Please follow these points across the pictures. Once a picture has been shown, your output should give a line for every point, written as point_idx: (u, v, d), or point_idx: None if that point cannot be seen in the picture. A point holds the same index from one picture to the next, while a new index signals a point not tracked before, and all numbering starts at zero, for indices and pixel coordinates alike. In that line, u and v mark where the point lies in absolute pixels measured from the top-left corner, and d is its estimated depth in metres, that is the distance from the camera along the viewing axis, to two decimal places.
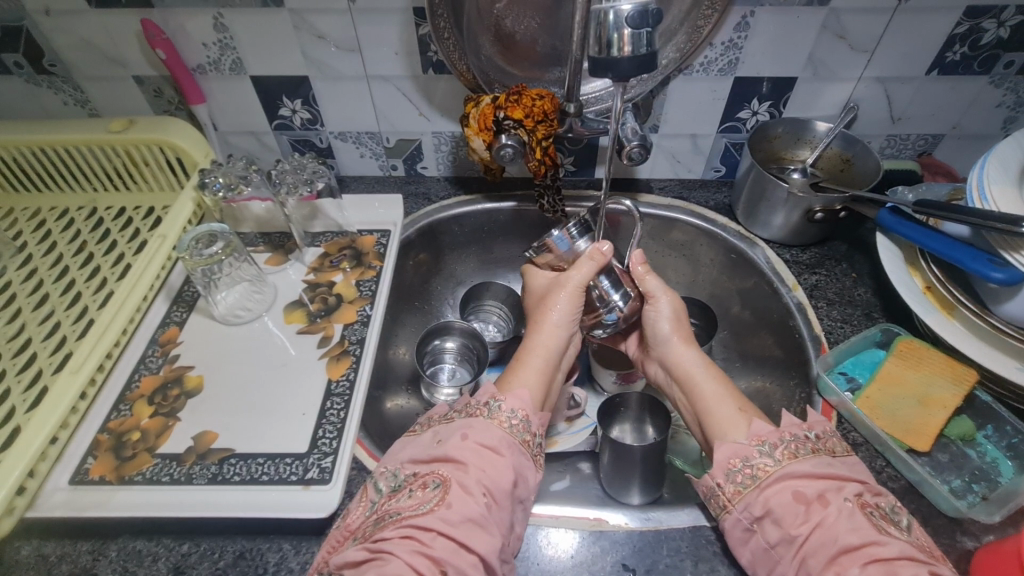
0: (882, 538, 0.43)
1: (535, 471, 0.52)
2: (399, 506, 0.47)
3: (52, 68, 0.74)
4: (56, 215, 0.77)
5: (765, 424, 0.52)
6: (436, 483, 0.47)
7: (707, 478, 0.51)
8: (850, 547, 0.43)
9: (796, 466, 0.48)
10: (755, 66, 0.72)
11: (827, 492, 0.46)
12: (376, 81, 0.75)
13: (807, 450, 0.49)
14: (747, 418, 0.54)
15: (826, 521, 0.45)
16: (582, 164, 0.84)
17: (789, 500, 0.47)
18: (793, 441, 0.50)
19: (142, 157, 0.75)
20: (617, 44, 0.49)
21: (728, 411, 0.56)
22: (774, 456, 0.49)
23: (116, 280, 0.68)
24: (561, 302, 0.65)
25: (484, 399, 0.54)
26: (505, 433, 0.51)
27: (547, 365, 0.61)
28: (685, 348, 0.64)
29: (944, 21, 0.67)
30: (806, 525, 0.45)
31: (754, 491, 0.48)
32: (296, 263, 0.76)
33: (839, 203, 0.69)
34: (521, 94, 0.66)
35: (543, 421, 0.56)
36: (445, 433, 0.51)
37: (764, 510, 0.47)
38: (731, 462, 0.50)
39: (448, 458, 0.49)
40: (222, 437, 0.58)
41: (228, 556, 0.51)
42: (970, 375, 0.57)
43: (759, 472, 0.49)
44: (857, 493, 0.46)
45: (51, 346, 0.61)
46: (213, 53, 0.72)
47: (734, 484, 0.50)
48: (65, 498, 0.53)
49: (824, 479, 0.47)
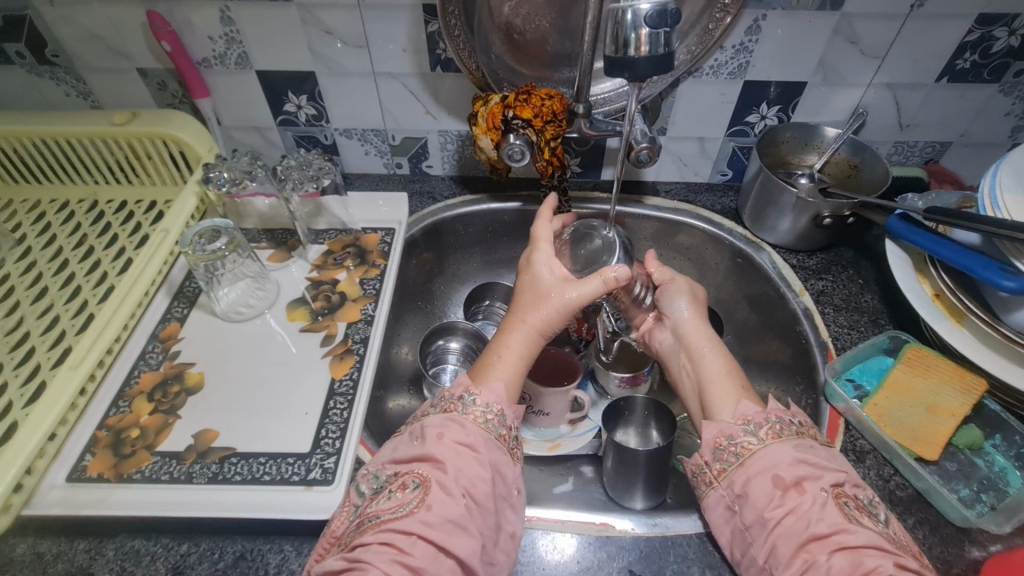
0: (851, 526, 0.43)
1: (513, 464, 0.52)
2: (378, 510, 0.46)
3: (54, 59, 0.73)
4: (56, 208, 0.76)
5: (753, 404, 0.53)
6: (416, 483, 0.47)
7: (696, 456, 0.52)
8: (817, 535, 0.43)
9: (777, 447, 0.48)
10: (764, 70, 0.72)
11: (805, 479, 0.46)
12: (383, 78, 0.74)
13: (791, 432, 0.50)
14: (736, 396, 0.55)
15: (800, 507, 0.44)
16: (588, 166, 0.83)
17: (768, 483, 0.47)
18: (777, 423, 0.50)
19: (145, 150, 0.74)
20: (634, 43, 0.49)
21: (717, 393, 0.56)
22: (759, 435, 0.50)
23: (117, 275, 0.67)
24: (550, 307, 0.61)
25: (458, 393, 0.54)
26: (481, 429, 0.51)
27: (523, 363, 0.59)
28: (698, 322, 0.64)
29: (955, 28, 0.66)
30: (781, 508, 0.45)
31: (737, 469, 0.49)
32: (298, 260, 0.75)
33: (848, 209, 0.69)
34: (529, 94, 0.65)
35: (518, 416, 0.55)
36: (420, 430, 0.51)
37: (743, 491, 0.48)
38: (717, 441, 0.51)
39: (427, 457, 0.49)
40: (223, 435, 0.57)
41: (228, 557, 0.50)
42: (981, 384, 0.56)
43: (742, 450, 0.50)
44: (832, 482, 0.46)
45: (50, 340, 0.60)
46: (219, 47, 0.71)
47: (719, 463, 0.50)
48: (62, 496, 0.52)
49: (800, 465, 0.47)
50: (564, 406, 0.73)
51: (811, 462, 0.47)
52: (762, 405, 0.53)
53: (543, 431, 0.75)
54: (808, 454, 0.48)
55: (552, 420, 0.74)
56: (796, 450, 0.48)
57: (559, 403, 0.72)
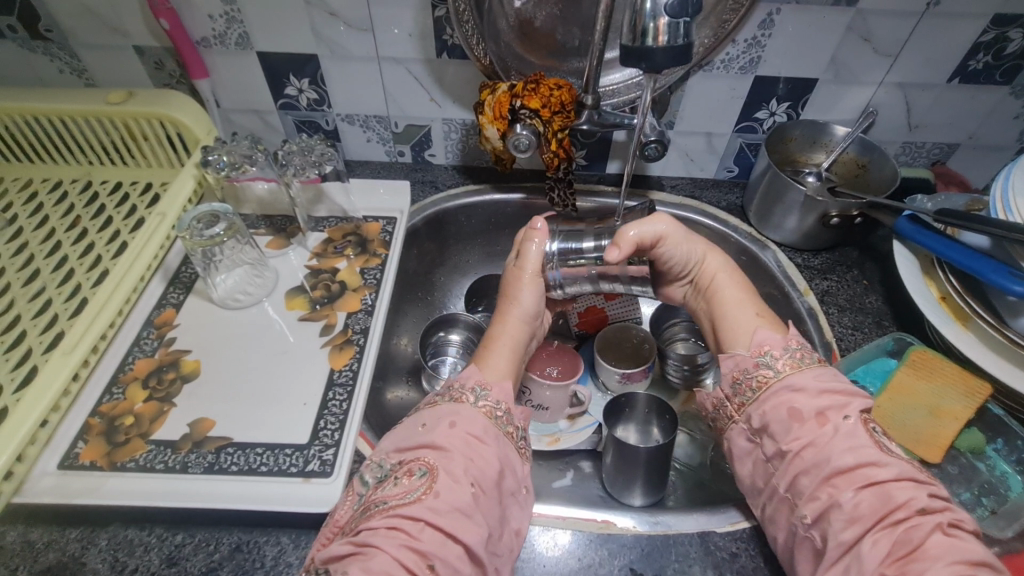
0: (884, 461, 0.44)
1: (521, 462, 0.52)
2: (384, 495, 0.45)
3: (48, 34, 0.71)
4: (49, 187, 0.74)
5: (775, 332, 0.55)
6: (423, 471, 0.46)
7: (718, 392, 0.55)
8: (840, 469, 0.45)
9: (796, 378, 0.50)
10: (775, 65, 0.71)
11: (828, 411, 0.48)
12: (387, 63, 0.72)
13: (812, 359, 0.52)
14: (761, 322, 0.57)
15: (820, 441, 0.46)
16: (593, 158, 0.82)
17: (784, 416, 0.49)
18: (798, 350, 0.53)
19: (141, 130, 0.72)
20: (652, 33, 0.48)
21: (745, 316, 0.58)
22: (775, 367, 0.52)
23: (111, 259, 0.65)
24: (518, 295, 0.62)
25: (470, 385, 0.53)
26: (490, 423, 0.51)
27: (513, 350, 0.60)
28: (705, 256, 0.64)
29: (970, 27, 0.66)
30: (798, 442, 0.47)
31: (755, 403, 0.51)
32: (297, 247, 0.73)
33: (856, 209, 0.68)
34: (538, 83, 0.64)
35: (524, 414, 0.56)
36: (430, 419, 0.51)
37: (761, 424, 0.50)
38: (735, 375, 0.53)
39: (435, 446, 0.48)
40: (219, 425, 0.56)
41: (224, 549, 0.50)
42: (985, 389, 0.56)
43: (758, 383, 0.52)
44: (861, 409, 0.48)
45: (42, 324, 0.59)
46: (219, 26, 0.69)
47: (738, 397, 0.53)
48: (53, 483, 0.51)
49: (826, 396, 0.49)
50: (564, 400, 0.72)
51: (839, 391, 0.49)
52: (783, 332, 0.56)
53: (541, 425, 0.74)
54: (830, 384, 0.49)
55: (551, 415, 0.73)
56: (817, 380, 0.50)
57: (559, 398, 0.71)
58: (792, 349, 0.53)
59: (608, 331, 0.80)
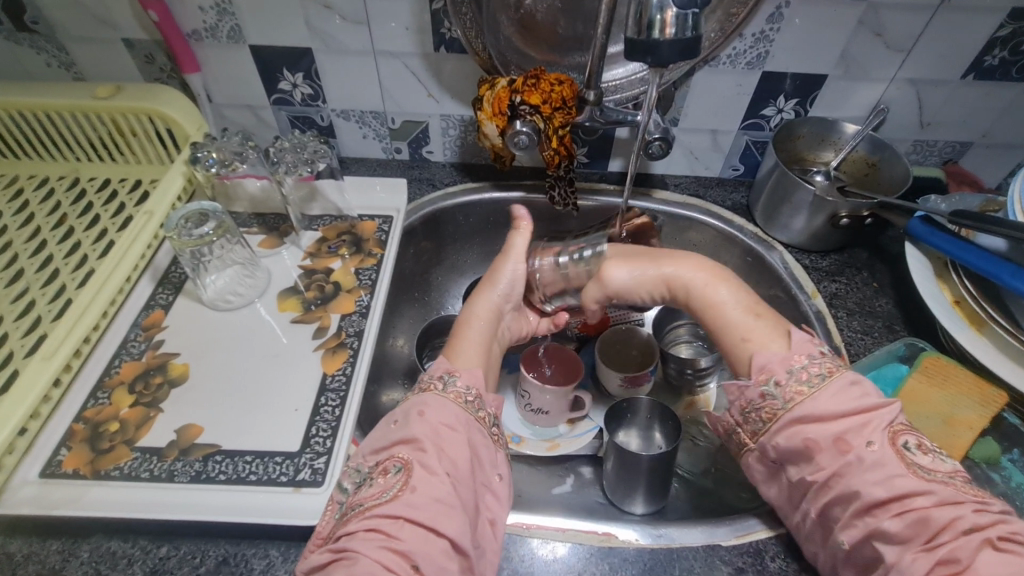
0: (925, 487, 0.42)
1: (494, 450, 0.50)
2: (361, 497, 0.44)
3: (33, 26, 0.69)
4: (34, 184, 0.72)
5: (776, 349, 0.50)
6: (397, 467, 0.44)
7: (728, 417, 0.52)
8: (876, 501, 0.42)
9: (811, 404, 0.46)
10: (784, 60, 0.69)
11: (848, 434, 0.44)
12: (384, 57, 0.70)
13: (824, 374, 0.47)
14: (759, 338, 0.51)
15: (847, 470, 0.44)
16: (595, 155, 0.80)
17: (800, 446, 0.46)
18: (808, 366, 0.48)
19: (129, 126, 0.70)
20: (659, 26, 0.46)
21: (743, 329, 0.53)
22: (782, 395, 0.47)
23: (98, 258, 0.63)
24: (496, 284, 0.62)
25: (439, 373, 0.52)
26: (461, 410, 0.49)
27: (483, 340, 0.58)
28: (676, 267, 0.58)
29: (986, 22, 0.63)
30: (824, 473, 0.45)
31: (768, 433, 0.48)
32: (291, 247, 0.71)
33: (866, 210, 0.66)
34: (538, 78, 0.62)
35: (498, 403, 0.54)
36: (400, 413, 0.49)
37: (779, 454, 0.48)
38: (742, 404, 0.50)
39: (407, 440, 0.46)
40: (207, 432, 0.54)
41: (211, 562, 0.48)
42: (1001, 398, 0.55)
43: (766, 413, 0.48)
44: (886, 425, 0.44)
45: (24, 326, 0.57)
46: (210, 19, 0.67)
47: (750, 425, 0.50)
48: (34, 493, 0.49)
49: (848, 418, 0.45)
50: (565, 405, 0.70)
51: (860, 409, 0.45)
52: (788, 342, 0.51)
53: (542, 430, 0.72)
54: (850, 401, 0.45)
55: (551, 420, 0.71)
56: (836, 401, 0.46)
57: (558, 403, 0.69)
58: (796, 369, 0.48)
59: (612, 332, 0.78)
